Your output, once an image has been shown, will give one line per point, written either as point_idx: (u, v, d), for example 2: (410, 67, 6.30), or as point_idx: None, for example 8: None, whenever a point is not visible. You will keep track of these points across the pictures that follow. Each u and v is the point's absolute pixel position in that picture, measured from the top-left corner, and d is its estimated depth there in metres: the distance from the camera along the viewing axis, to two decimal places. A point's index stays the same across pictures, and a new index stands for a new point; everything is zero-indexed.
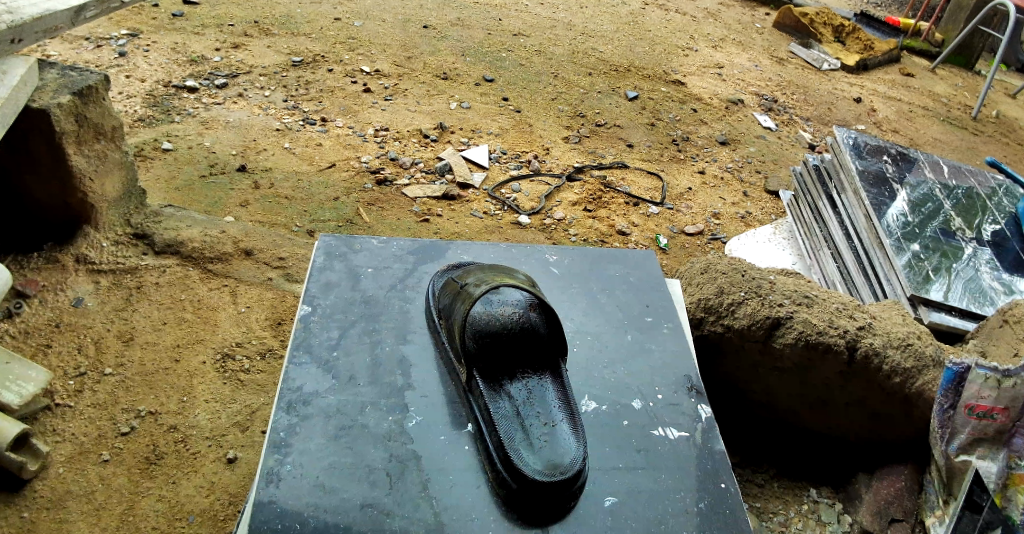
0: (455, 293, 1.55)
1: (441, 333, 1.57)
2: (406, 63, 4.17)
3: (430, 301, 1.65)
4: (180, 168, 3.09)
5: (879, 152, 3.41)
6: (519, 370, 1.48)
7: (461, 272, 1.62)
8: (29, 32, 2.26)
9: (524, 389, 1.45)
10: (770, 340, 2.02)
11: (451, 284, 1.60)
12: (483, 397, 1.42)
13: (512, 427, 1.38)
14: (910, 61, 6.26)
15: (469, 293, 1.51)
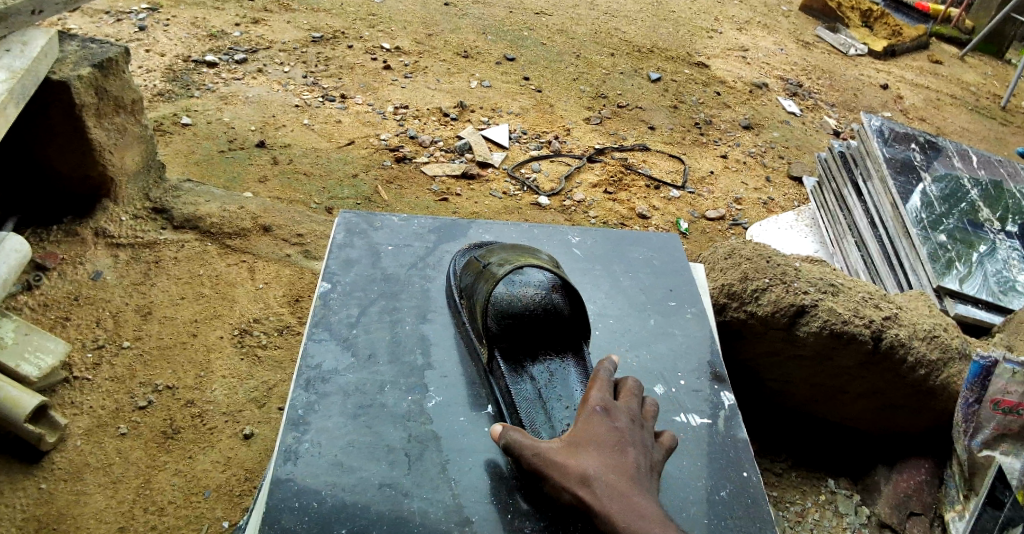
0: (478, 272, 1.53)
1: (462, 312, 1.55)
2: (427, 41, 4.13)
3: (452, 281, 1.63)
4: (199, 143, 3.08)
5: (907, 139, 3.34)
6: (541, 352, 1.46)
7: (483, 251, 1.60)
8: (48, 3, 2.26)
9: (546, 371, 1.43)
10: (793, 329, 1.97)
11: (475, 262, 1.58)
12: (504, 377, 1.41)
13: (533, 407, 1.37)
14: (939, 48, 6.13)
15: (492, 272, 1.49)
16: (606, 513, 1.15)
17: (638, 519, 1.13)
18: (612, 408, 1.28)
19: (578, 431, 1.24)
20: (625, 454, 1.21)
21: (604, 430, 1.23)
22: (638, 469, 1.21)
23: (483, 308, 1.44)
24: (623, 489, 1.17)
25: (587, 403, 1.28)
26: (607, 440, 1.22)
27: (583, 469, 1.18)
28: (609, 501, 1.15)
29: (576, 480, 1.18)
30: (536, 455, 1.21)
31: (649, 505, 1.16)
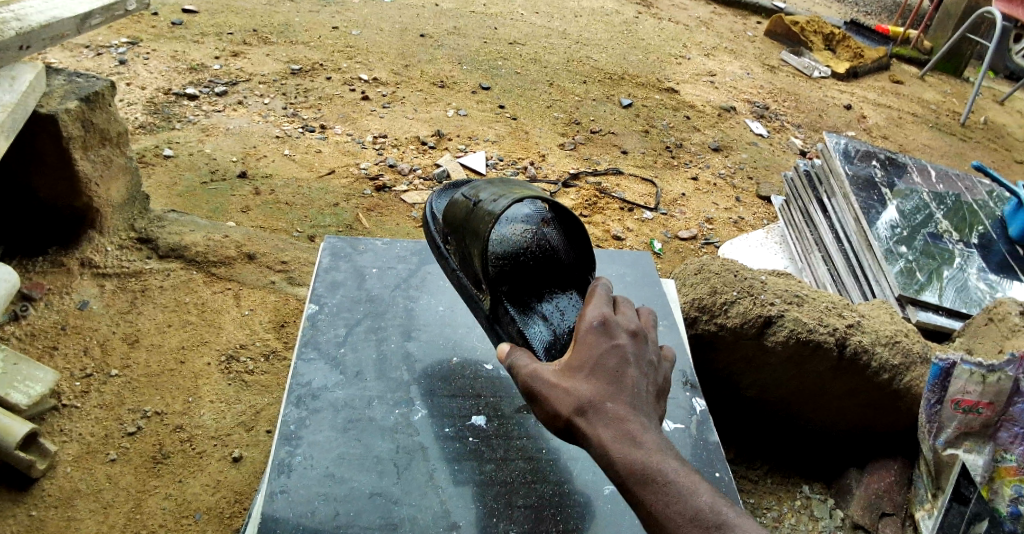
0: (467, 210, 1.56)
1: (450, 257, 1.63)
2: (404, 71, 4.23)
3: (434, 230, 1.69)
4: (181, 175, 3.14)
5: (868, 157, 3.50)
6: (541, 287, 1.57)
7: (466, 191, 1.62)
8: (37, 39, 2.34)
9: (553, 308, 1.55)
10: (762, 338, 2.07)
11: (460, 197, 1.60)
12: (512, 319, 1.50)
13: (546, 343, 1.47)
14: (900, 68, 6.37)
15: (485, 211, 1.52)
16: (600, 438, 1.20)
17: (634, 445, 1.19)
18: (612, 326, 1.31)
19: (574, 354, 1.28)
20: (623, 375, 1.25)
21: (601, 353, 1.27)
22: (636, 391, 1.25)
23: (482, 255, 1.49)
24: (619, 413, 1.22)
25: (583, 321, 1.32)
26: (605, 364, 1.26)
27: (579, 396, 1.23)
28: (606, 426, 1.21)
29: (572, 405, 1.23)
30: (535, 379, 1.28)
31: (645, 430, 1.21)
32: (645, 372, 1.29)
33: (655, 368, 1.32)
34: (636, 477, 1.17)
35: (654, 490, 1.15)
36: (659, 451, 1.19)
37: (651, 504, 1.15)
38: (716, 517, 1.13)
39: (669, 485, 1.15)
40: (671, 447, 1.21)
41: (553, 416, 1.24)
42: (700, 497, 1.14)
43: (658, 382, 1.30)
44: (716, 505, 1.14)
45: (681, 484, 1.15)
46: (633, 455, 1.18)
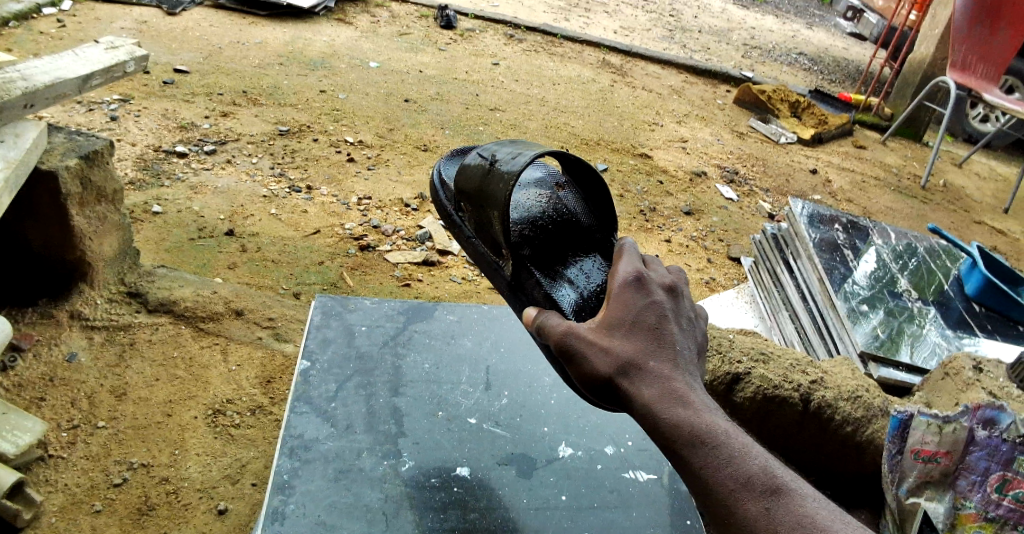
0: (483, 173, 1.68)
1: (462, 224, 1.76)
2: (389, 135, 4.39)
3: (444, 198, 1.81)
4: (170, 231, 3.22)
5: (832, 221, 3.68)
6: (559, 248, 1.76)
7: (476, 154, 1.74)
8: (40, 98, 2.49)
9: (576, 272, 1.71)
10: (730, 394, 2.18)
11: (475, 162, 1.72)
12: (538, 282, 1.65)
13: (573, 303, 1.62)
14: (862, 134, 6.68)
15: (503, 173, 1.64)
16: (646, 396, 1.28)
17: (679, 401, 1.27)
18: (646, 286, 1.39)
19: (613, 315, 1.36)
20: (662, 333, 1.34)
21: (640, 311, 1.36)
22: (675, 348, 1.34)
23: (500, 218, 1.62)
24: (662, 373, 1.30)
25: (618, 283, 1.40)
26: (644, 325, 1.35)
27: (623, 356, 1.31)
28: (651, 382, 1.29)
29: (616, 364, 1.31)
30: (576, 337, 1.35)
31: (688, 387, 1.30)
32: (681, 332, 1.38)
33: (688, 328, 1.41)
34: (684, 435, 1.24)
35: (703, 446, 1.23)
36: (704, 410, 1.27)
37: (701, 462, 1.23)
38: (764, 475, 1.21)
39: (718, 444, 1.23)
40: (713, 406, 1.29)
41: (596, 376, 1.31)
42: (748, 456, 1.22)
43: (691, 342, 1.39)
44: (763, 463, 1.22)
45: (729, 443, 1.23)
46: (681, 414, 1.26)
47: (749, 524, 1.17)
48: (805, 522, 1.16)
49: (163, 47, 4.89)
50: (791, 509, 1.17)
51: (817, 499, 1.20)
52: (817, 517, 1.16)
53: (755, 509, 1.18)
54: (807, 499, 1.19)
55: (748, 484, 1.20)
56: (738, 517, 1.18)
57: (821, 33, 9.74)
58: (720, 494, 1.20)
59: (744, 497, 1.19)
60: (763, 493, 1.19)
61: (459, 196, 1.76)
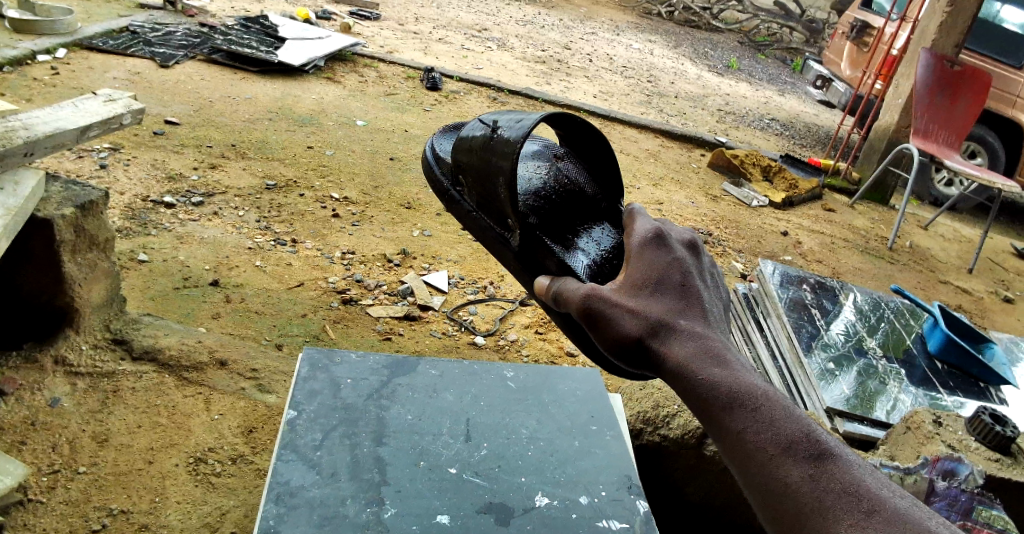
0: (485, 143, 1.79)
1: (466, 200, 1.89)
2: (373, 192, 4.51)
3: (446, 182, 1.95)
4: (155, 280, 3.28)
5: (800, 281, 3.84)
6: (565, 218, 1.86)
7: (478, 128, 1.85)
8: (40, 147, 2.58)
9: (587, 241, 1.82)
10: (702, 447, 2.40)
11: (477, 134, 1.84)
12: (550, 250, 1.75)
13: (586, 266, 1.73)
14: (831, 198, 6.93)
15: (503, 141, 1.73)
16: (681, 357, 1.31)
17: (713, 361, 1.31)
18: (668, 246, 1.45)
19: (639, 276, 1.41)
20: (688, 293, 1.40)
21: (665, 271, 1.41)
22: (701, 308, 1.39)
23: (507, 187, 1.70)
24: (693, 333, 1.34)
25: (640, 245, 1.45)
26: (670, 285, 1.40)
27: (653, 317, 1.35)
28: (684, 342, 1.33)
29: (646, 325, 1.35)
30: (603, 301, 1.38)
31: (720, 347, 1.34)
32: (706, 292, 1.43)
33: (711, 289, 1.46)
34: (723, 399, 1.27)
35: (742, 410, 1.26)
36: (741, 372, 1.31)
37: (743, 427, 1.25)
38: (808, 439, 1.24)
39: (759, 408, 1.26)
40: (748, 369, 1.33)
41: (627, 339, 1.35)
42: (791, 420, 1.25)
43: (717, 303, 1.44)
44: (806, 427, 1.25)
45: (770, 408, 1.26)
46: (717, 376, 1.29)
47: (793, 490, 1.21)
48: (849, 486, 1.20)
49: (155, 99, 5.01)
50: (833, 473, 1.21)
51: (858, 466, 1.24)
52: (860, 485, 1.20)
53: (798, 475, 1.21)
54: (849, 465, 1.23)
55: (793, 449, 1.23)
56: (781, 484, 1.21)
57: (792, 101, 10.14)
58: (764, 460, 1.23)
59: (787, 463, 1.22)
60: (807, 459, 1.22)
61: (461, 171, 1.88)
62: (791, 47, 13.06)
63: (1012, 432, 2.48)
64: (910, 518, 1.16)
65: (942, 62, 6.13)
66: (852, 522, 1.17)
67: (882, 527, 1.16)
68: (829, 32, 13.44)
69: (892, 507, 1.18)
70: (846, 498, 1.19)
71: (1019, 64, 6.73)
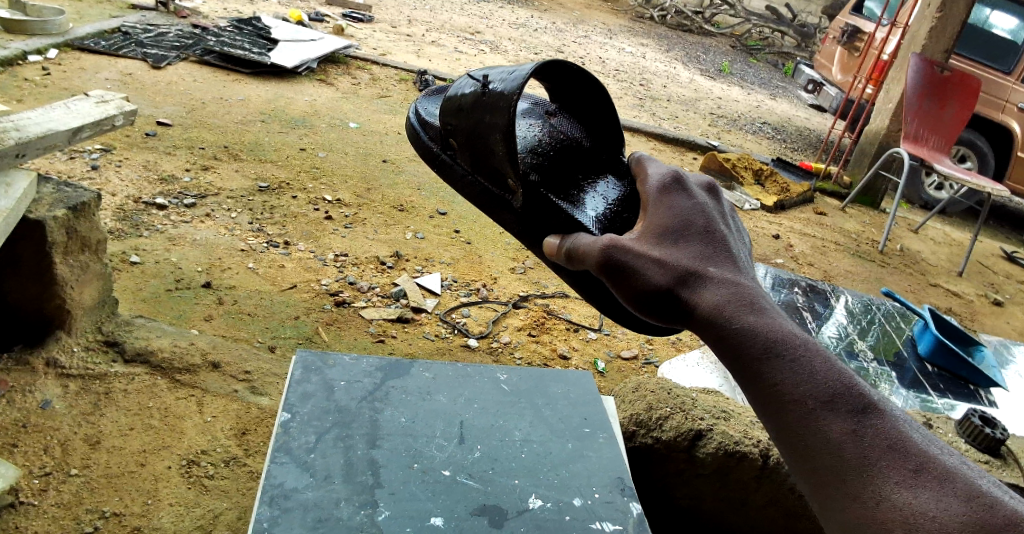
0: (479, 99, 1.81)
1: (460, 163, 1.88)
2: (366, 194, 4.51)
3: (438, 146, 1.95)
4: (147, 281, 3.27)
5: (792, 284, 3.92)
6: (568, 176, 1.88)
7: (470, 87, 1.86)
8: (33, 148, 2.59)
9: (593, 196, 1.82)
10: (694, 449, 2.42)
11: (469, 91, 1.85)
12: (556, 206, 1.75)
13: (593, 219, 1.73)
14: (823, 201, 6.97)
15: (496, 93, 1.76)
16: (714, 306, 1.30)
17: (747, 309, 1.30)
18: (689, 195, 1.44)
19: (663, 225, 1.39)
20: (715, 239, 1.39)
21: (690, 218, 1.40)
22: (730, 257, 1.38)
23: (504, 141, 1.69)
24: (725, 282, 1.33)
25: (660, 194, 1.45)
26: (697, 233, 1.38)
27: (682, 265, 1.34)
28: (716, 290, 1.32)
29: (675, 274, 1.33)
30: (631, 252, 1.35)
31: (752, 294, 1.33)
32: (731, 241, 1.42)
33: (736, 238, 1.46)
34: (760, 350, 1.26)
35: (781, 360, 1.25)
36: (777, 322, 1.29)
37: (783, 379, 1.24)
38: (850, 390, 1.23)
39: (799, 359, 1.25)
40: (783, 319, 1.32)
41: (656, 289, 1.33)
42: (832, 372, 1.24)
43: (743, 253, 1.43)
44: (847, 380, 1.24)
45: (810, 359, 1.25)
46: (754, 326, 1.27)
47: (838, 445, 1.20)
48: (892, 440, 1.20)
49: (147, 100, 4.99)
50: (876, 426, 1.21)
51: (899, 420, 1.24)
52: (904, 441, 1.21)
53: (843, 429, 1.20)
54: (892, 419, 1.23)
55: (836, 402, 1.22)
56: (826, 440, 1.20)
57: (784, 104, 10.19)
58: (807, 414, 1.22)
59: (830, 416, 1.21)
60: (852, 412, 1.21)
61: (453, 133, 1.88)
62: (783, 51, 13.13)
63: (1002, 434, 2.51)
64: (956, 477, 1.18)
65: (931, 68, 6.18)
66: (899, 480, 1.17)
67: (929, 484, 1.17)
68: (819, 37, 13.50)
69: (937, 465, 1.19)
70: (892, 453, 1.19)
71: (1009, 70, 6.83)
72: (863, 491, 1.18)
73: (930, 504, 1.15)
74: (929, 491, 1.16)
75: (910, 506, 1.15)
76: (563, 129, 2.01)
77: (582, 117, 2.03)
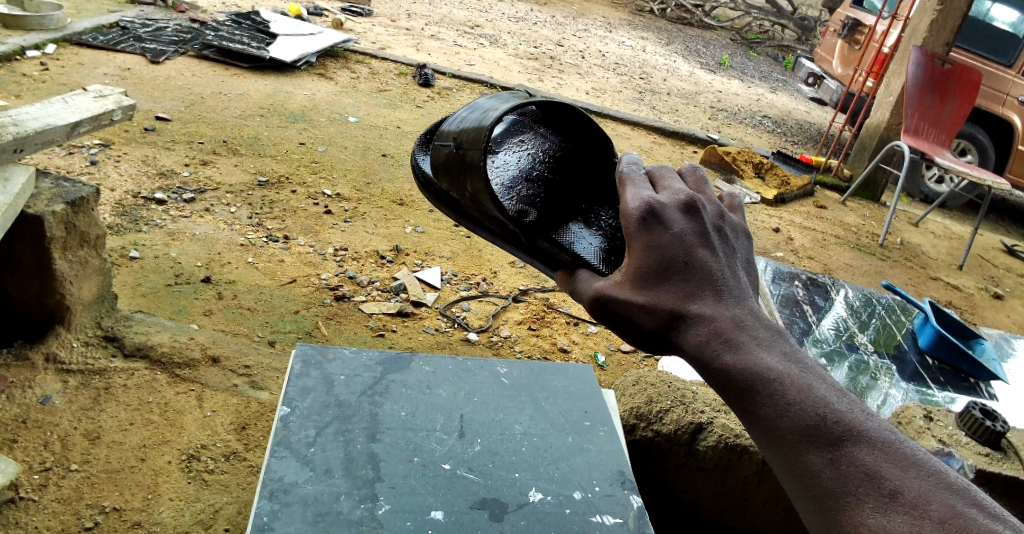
0: (457, 160, 1.44)
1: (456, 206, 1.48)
2: (365, 188, 4.51)
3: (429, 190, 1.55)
4: (147, 277, 3.26)
5: (792, 278, 3.92)
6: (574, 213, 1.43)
7: (453, 135, 1.50)
8: (30, 143, 2.58)
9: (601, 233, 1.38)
10: (694, 443, 2.43)
11: (442, 151, 1.50)
12: (556, 241, 1.33)
13: (600, 257, 1.31)
14: (823, 195, 6.96)
15: (474, 139, 1.41)
16: (691, 348, 1.09)
17: (726, 346, 1.09)
18: (662, 217, 1.13)
19: (632, 256, 1.12)
20: (697, 264, 1.12)
21: (666, 241, 1.11)
22: (715, 280, 1.13)
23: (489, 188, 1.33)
24: (704, 317, 1.10)
25: (629, 215, 1.14)
26: (672, 265, 1.11)
27: (661, 306, 1.10)
28: (695, 328, 1.10)
29: (658, 322, 1.10)
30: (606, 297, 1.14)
31: (732, 323, 1.10)
32: (717, 261, 1.14)
33: (726, 252, 1.16)
34: (736, 388, 1.08)
35: (757, 398, 1.06)
36: (756, 354, 1.09)
37: (760, 417, 1.07)
38: (831, 422, 1.04)
39: (776, 392, 1.06)
40: (765, 345, 1.10)
41: (641, 338, 1.12)
42: (809, 402, 1.05)
43: (733, 267, 1.16)
44: (829, 409, 1.05)
45: (787, 390, 1.06)
46: (731, 365, 1.08)
47: (814, 483, 1.03)
48: (873, 471, 1.01)
49: (146, 95, 4.98)
50: (858, 457, 1.02)
51: (888, 442, 1.03)
52: (886, 465, 1.01)
53: (818, 463, 1.03)
54: (878, 444, 1.03)
55: (810, 433, 1.04)
56: (803, 477, 1.04)
57: (784, 98, 10.16)
58: (782, 450, 1.05)
59: (806, 451, 1.04)
60: (827, 442, 1.03)
61: (445, 180, 1.49)
62: (783, 45, 13.11)
63: (1002, 427, 2.51)
64: (935, 499, 0.99)
65: (931, 61, 6.16)
66: (875, 508, 0.99)
67: (905, 509, 0.98)
68: (819, 31, 13.49)
69: (915, 487, 1.00)
70: (868, 480, 1.01)
71: (1010, 63, 6.81)
72: (838, 529, 1.01)
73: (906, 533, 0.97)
74: (904, 517, 0.98)
75: None
76: (551, 140, 1.51)
77: (566, 124, 1.54)
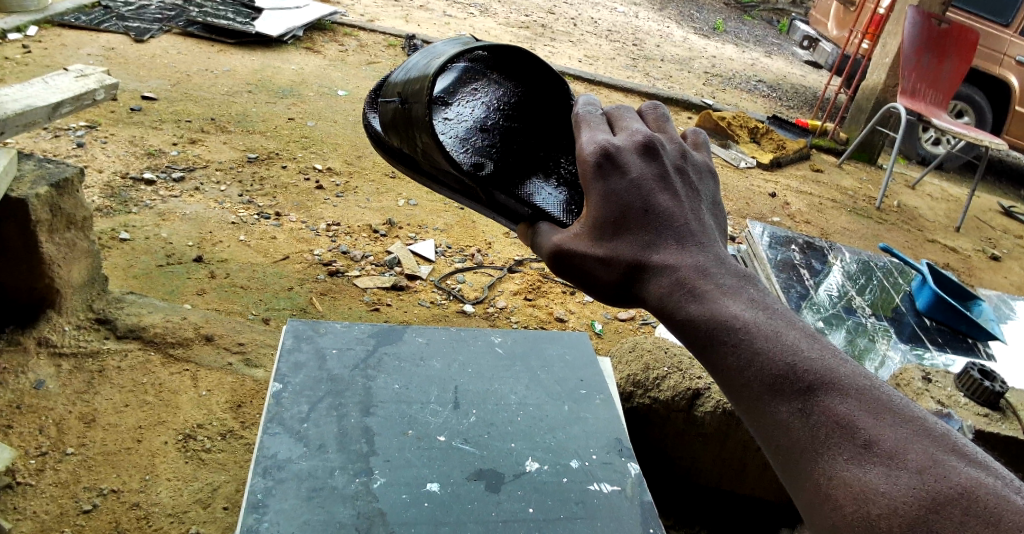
0: (403, 116, 1.45)
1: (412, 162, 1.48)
2: (357, 162, 4.45)
3: (384, 147, 1.56)
4: (138, 258, 3.23)
5: (789, 242, 3.90)
6: (531, 161, 1.44)
7: (399, 88, 1.49)
8: (10, 125, 2.53)
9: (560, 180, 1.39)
10: (692, 409, 2.42)
11: (389, 107, 1.50)
12: (513, 192, 1.34)
13: (563, 207, 1.31)
14: (819, 158, 6.91)
15: (419, 92, 1.42)
16: (654, 299, 1.08)
17: (689, 292, 1.06)
18: (619, 162, 1.12)
19: (590, 206, 1.12)
20: (657, 210, 1.11)
21: (623, 187, 1.11)
22: (675, 226, 1.11)
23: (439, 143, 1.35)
24: (664, 264, 1.08)
25: (585, 163, 1.13)
26: (630, 212, 1.10)
27: (620, 256, 1.09)
28: (657, 275, 1.08)
29: (618, 274, 1.10)
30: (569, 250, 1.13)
31: (696, 269, 1.08)
32: (678, 205, 1.12)
33: (688, 195, 1.15)
34: (700, 339, 1.05)
35: (722, 347, 1.03)
36: (722, 301, 1.05)
37: (725, 367, 1.03)
38: (800, 369, 0.99)
39: (742, 341, 1.02)
40: (731, 292, 1.06)
41: (603, 290, 1.12)
42: (776, 350, 1.01)
43: (696, 210, 1.15)
44: (798, 357, 1.00)
45: (753, 336, 1.02)
46: (694, 315, 1.05)
47: (784, 435, 0.99)
48: (845, 418, 0.96)
49: (131, 74, 4.90)
50: (829, 404, 0.97)
51: (864, 388, 0.99)
52: (860, 413, 0.96)
53: (788, 415, 0.98)
54: (852, 391, 0.98)
55: (778, 384, 0.99)
56: (772, 430, 1.00)
57: (778, 61, 10.05)
58: (749, 403, 1.01)
59: (774, 401, 0.99)
60: (796, 393, 0.98)
61: (398, 137, 1.49)
62: (777, 8, 12.95)
63: (1001, 387, 2.50)
64: (913, 447, 0.94)
65: (928, 21, 6.03)
66: (849, 460, 0.95)
67: (881, 459, 0.94)
68: None
69: (891, 434, 0.95)
70: (841, 431, 0.96)
71: (1007, 23, 6.68)
72: (811, 481, 0.96)
73: (881, 483, 0.93)
74: (877, 467, 0.94)
75: (861, 488, 0.93)
76: (501, 94, 1.54)
77: (516, 69, 1.54)
